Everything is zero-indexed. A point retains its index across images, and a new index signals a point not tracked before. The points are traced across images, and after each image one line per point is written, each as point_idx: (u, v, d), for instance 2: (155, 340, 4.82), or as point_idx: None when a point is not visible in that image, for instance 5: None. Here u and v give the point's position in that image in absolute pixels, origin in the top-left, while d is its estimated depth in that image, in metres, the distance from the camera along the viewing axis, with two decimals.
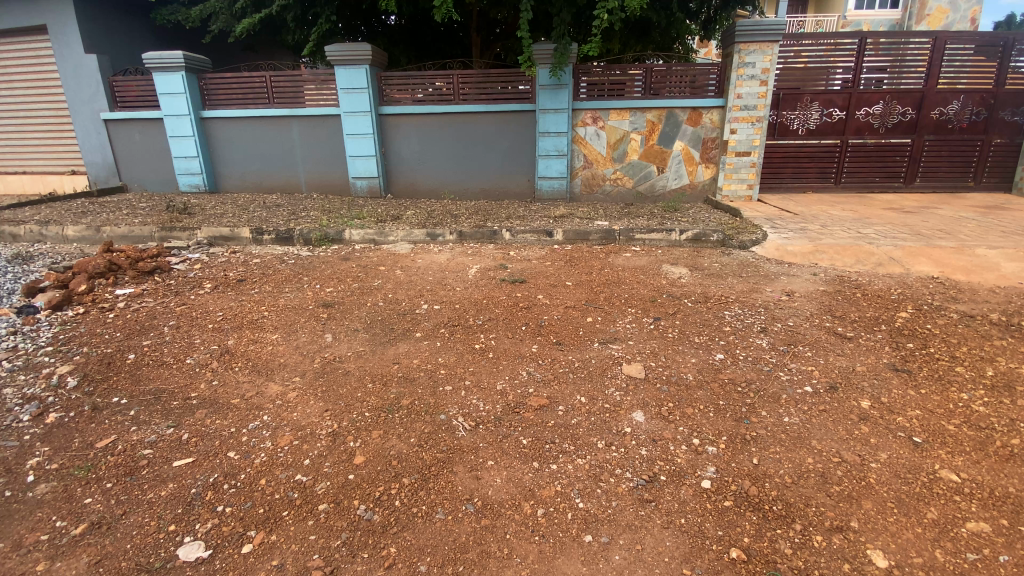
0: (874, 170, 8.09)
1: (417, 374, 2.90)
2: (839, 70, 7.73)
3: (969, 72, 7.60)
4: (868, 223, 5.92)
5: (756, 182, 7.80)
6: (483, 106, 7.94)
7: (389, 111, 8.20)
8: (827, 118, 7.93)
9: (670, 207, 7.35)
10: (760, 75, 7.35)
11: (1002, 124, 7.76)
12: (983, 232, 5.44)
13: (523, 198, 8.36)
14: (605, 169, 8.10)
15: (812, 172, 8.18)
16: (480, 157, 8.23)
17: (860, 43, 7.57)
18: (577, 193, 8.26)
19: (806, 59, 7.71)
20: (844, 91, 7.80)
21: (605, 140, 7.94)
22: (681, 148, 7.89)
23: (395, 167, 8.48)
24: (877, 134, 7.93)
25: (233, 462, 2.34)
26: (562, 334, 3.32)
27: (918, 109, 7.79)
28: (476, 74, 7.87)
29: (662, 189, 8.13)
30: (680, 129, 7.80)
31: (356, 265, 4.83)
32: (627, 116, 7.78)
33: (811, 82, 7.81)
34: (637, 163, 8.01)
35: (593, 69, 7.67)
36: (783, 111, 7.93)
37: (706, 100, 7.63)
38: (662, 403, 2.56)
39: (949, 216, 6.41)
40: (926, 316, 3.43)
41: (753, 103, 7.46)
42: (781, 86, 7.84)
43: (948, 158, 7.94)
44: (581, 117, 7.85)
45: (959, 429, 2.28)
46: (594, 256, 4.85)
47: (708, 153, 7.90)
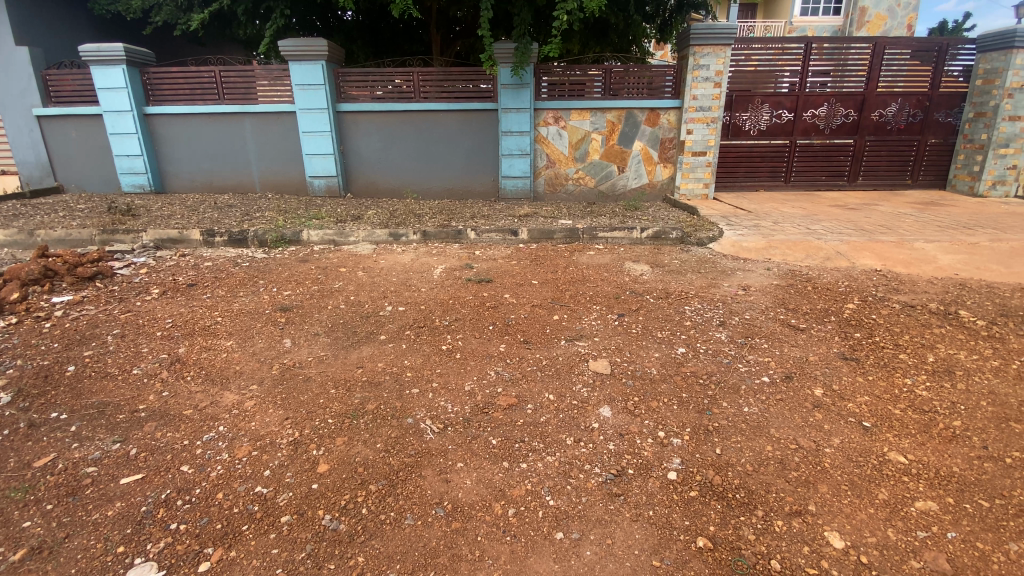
0: (821, 169, 8.50)
1: (382, 378, 2.83)
2: (786, 74, 8.10)
3: (905, 76, 8.08)
4: (816, 220, 6.22)
5: (711, 182, 8.06)
6: (445, 104, 7.87)
7: (347, 109, 8.00)
8: (777, 119, 8.27)
9: (633, 207, 7.47)
10: (714, 77, 7.59)
11: (936, 125, 8.29)
12: (921, 226, 5.80)
13: (487, 197, 8.33)
14: (567, 169, 8.17)
15: (763, 171, 8.52)
16: (442, 156, 8.14)
17: (806, 48, 7.94)
18: (540, 193, 8.30)
19: (757, 62, 8.04)
20: (792, 93, 8.16)
21: (567, 140, 8.02)
22: (640, 147, 8.05)
23: (354, 166, 8.28)
24: (823, 134, 8.34)
25: (187, 477, 2.21)
26: (529, 333, 3.32)
27: (859, 111, 8.23)
28: (437, 72, 7.79)
29: (623, 188, 8.27)
30: (639, 129, 7.96)
31: (315, 267, 4.68)
32: (587, 116, 7.88)
33: (762, 84, 8.14)
34: (598, 163, 8.13)
35: (553, 69, 7.73)
36: (736, 112, 8.22)
37: (663, 101, 7.82)
38: (628, 397, 2.60)
39: (890, 212, 6.81)
40: (871, 307, 3.63)
41: (708, 104, 7.69)
42: (733, 87, 8.13)
43: (887, 158, 8.43)
44: (543, 116, 7.90)
45: (905, 413, 2.42)
46: (558, 254, 4.88)
47: (666, 153, 8.10)
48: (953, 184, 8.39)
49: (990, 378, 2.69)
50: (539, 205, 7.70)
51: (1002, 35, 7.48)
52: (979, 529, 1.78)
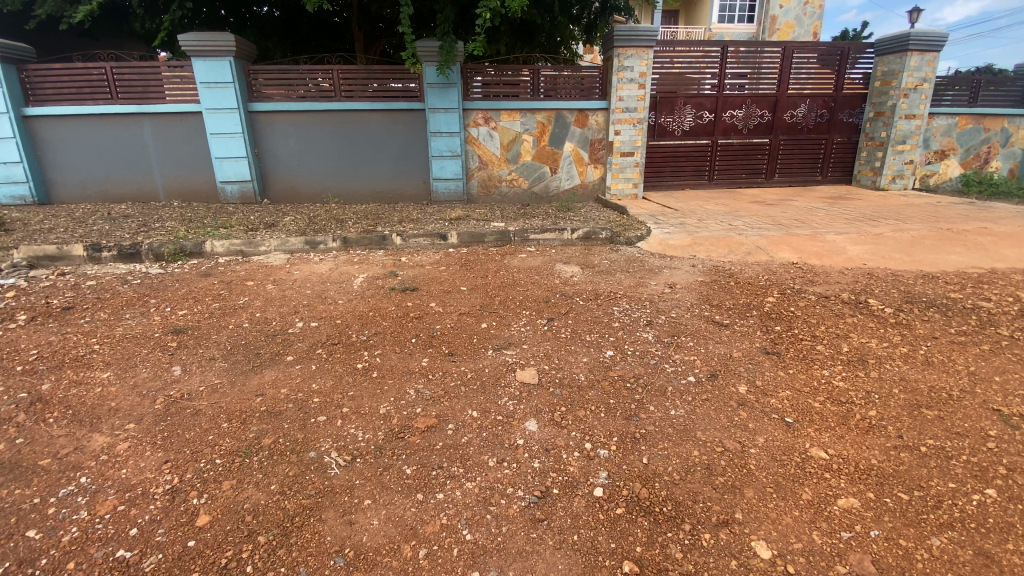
0: (741, 168, 8.89)
1: (284, 406, 2.52)
2: (706, 76, 8.40)
3: (813, 79, 8.63)
4: (738, 216, 6.44)
5: (640, 182, 8.20)
6: (368, 104, 7.50)
7: (261, 108, 7.47)
8: (699, 120, 8.56)
9: (567, 207, 7.44)
10: (638, 79, 7.71)
11: (841, 125, 8.90)
12: (832, 220, 6.13)
13: (417, 200, 8.00)
14: (500, 170, 8.03)
15: (688, 170, 8.79)
16: (367, 158, 7.76)
17: (723, 51, 8.28)
18: (473, 195, 8.10)
19: (679, 64, 8.28)
20: (713, 94, 8.48)
21: (498, 141, 7.88)
22: (571, 148, 8.05)
23: (271, 170, 7.73)
24: (741, 134, 8.72)
25: (32, 544, 1.82)
26: (455, 344, 3.10)
27: (773, 112, 8.68)
28: (359, 70, 7.42)
29: (556, 189, 8.25)
30: (569, 130, 7.96)
31: (218, 282, 4.24)
32: (517, 117, 7.78)
33: (684, 86, 8.39)
34: (531, 164, 8.05)
35: (480, 69, 7.57)
36: (662, 112, 8.43)
37: (591, 102, 7.85)
38: (556, 408, 2.44)
39: (804, 207, 7.18)
40: (790, 299, 3.72)
41: (634, 106, 7.82)
42: (658, 89, 8.33)
43: (800, 156, 8.95)
44: (472, 117, 7.71)
45: (824, 406, 2.43)
46: (488, 257, 4.71)
47: (596, 154, 8.14)
48: (858, 179, 9.04)
49: (899, 364, 2.79)
50: (471, 207, 7.49)
51: (896, 41, 8.16)
52: (900, 525, 1.77)
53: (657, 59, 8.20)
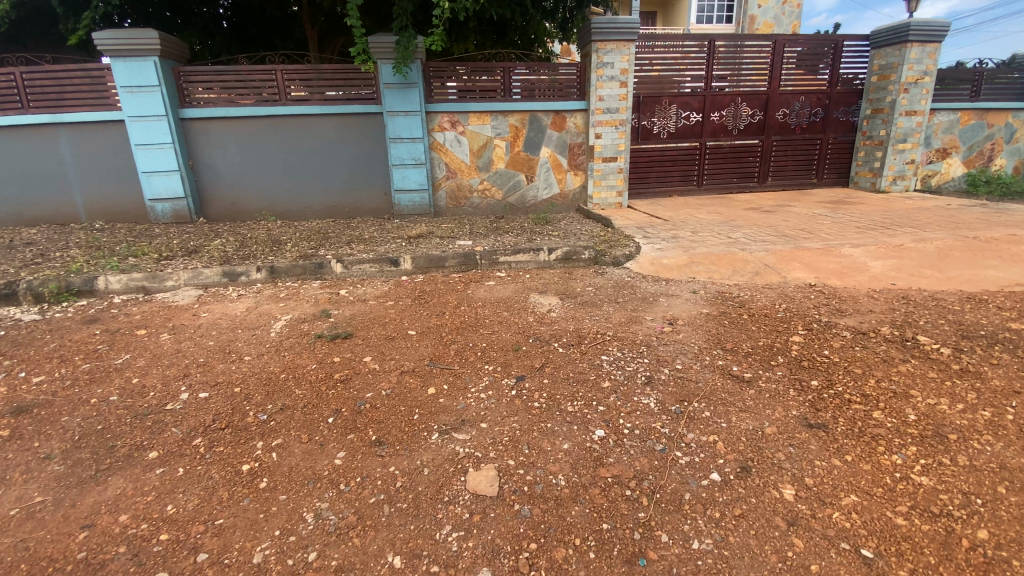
0: (732, 172, 8.24)
1: (112, 552, 1.69)
2: (693, 74, 7.74)
3: (806, 75, 8.02)
4: (735, 226, 5.73)
5: (625, 189, 7.47)
6: (317, 108, 6.66)
7: (194, 115, 6.57)
8: (686, 121, 7.89)
9: (545, 220, 6.66)
10: (620, 76, 6.98)
11: (836, 123, 8.31)
12: (841, 229, 5.46)
13: (378, 214, 7.14)
14: (470, 180, 7.22)
15: (676, 175, 8.11)
16: (319, 168, 6.90)
17: (710, 46, 7.63)
18: (441, 208, 7.26)
19: (663, 60, 7.59)
20: (699, 93, 7.81)
21: (466, 147, 7.08)
22: (547, 154, 7.29)
23: (209, 184, 6.83)
24: (731, 135, 8.07)
25: None
26: (387, 424, 2.26)
27: (765, 111, 8.05)
28: (306, 70, 6.57)
29: (533, 199, 7.47)
30: (546, 133, 7.20)
31: (102, 330, 3.33)
32: (488, 120, 7.00)
33: (669, 85, 7.72)
34: (504, 172, 7.27)
35: (444, 68, 6.77)
36: (646, 113, 7.73)
37: (569, 102, 7.09)
38: (523, 546, 1.63)
39: (805, 213, 6.53)
40: (820, 338, 2.97)
41: (616, 106, 7.08)
42: (641, 87, 7.63)
43: (794, 157, 8.33)
44: (437, 120, 6.89)
45: (912, 526, 1.70)
46: (447, 288, 3.86)
47: (576, 159, 7.38)
48: (855, 181, 8.46)
49: (990, 443, 2.09)
50: (438, 222, 6.65)
51: (893, 29, 7.58)
52: None
53: (640, 55, 7.50)
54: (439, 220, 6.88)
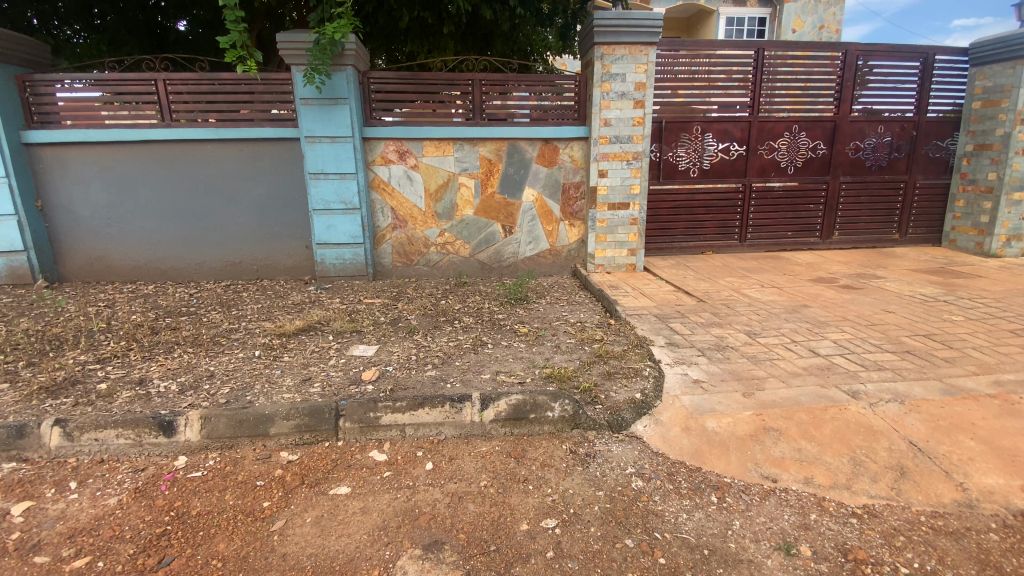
0: (785, 224, 6.11)
1: None
2: (732, 95, 5.72)
3: (885, 97, 5.97)
4: (814, 322, 3.60)
5: (641, 249, 5.36)
6: (211, 132, 4.85)
7: (42, 139, 4.76)
8: (723, 155, 5.85)
9: (521, 289, 4.61)
10: (632, 92, 4.94)
11: (927, 161, 6.17)
12: (997, 337, 3.29)
13: (296, 274, 5.18)
14: (425, 230, 5.21)
15: (709, 227, 6.02)
16: (215, 212, 5.06)
17: (757, 57, 5.62)
18: (384, 268, 5.26)
19: (691, 75, 5.61)
20: (742, 119, 5.79)
21: (419, 186, 5.11)
22: (532, 198, 5.29)
23: (66, 233, 5.01)
24: (784, 175, 5.99)
25: None
26: None
27: (830, 143, 5.99)
28: (199, 80, 4.78)
29: (512, 257, 5.41)
30: (531, 170, 5.22)
31: None
32: (450, 151, 5.06)
33: (698, 109, 5.72)
34: (472, 220, 5.26)
35: (389, 80, 4.92)
36: (668, 144, 5.75)
37: (563, 128, 5.09)
38: None
39: (910, 294, 4.37)
40: None
41: (627, 134, 5.03)
42: (661, 111, 5.66)
43: (869, 206, 6.20)
44: (380, 149, 5.00)
45: None
46: (229, 515, 1.75)
47: (572, 206, 5.35)
48: (951, 239, 6.27)
49: None
50: (370, 292, 4.62)
51: (1003, 41, 5.52)
52: None
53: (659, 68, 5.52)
54: (374, 289, 4.83)
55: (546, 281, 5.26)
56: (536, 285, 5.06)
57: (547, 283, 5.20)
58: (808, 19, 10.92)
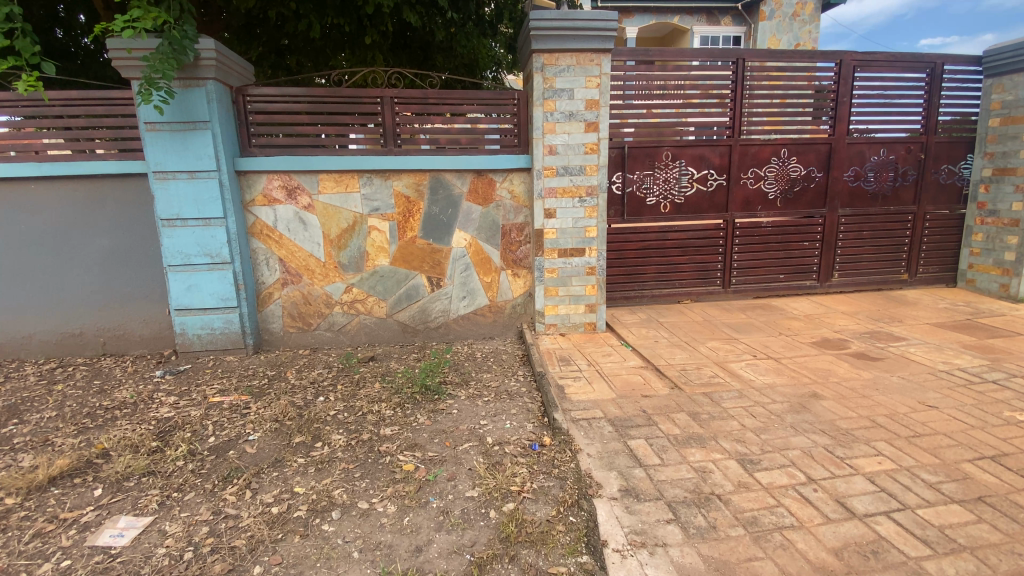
0: (776, 266, 5.10)
1: None
2: (708, 115, 4.75)
3: (884, 115, 5.08)
4: (834, 432, 2.51)
5: (602, 305, 4.25)
6: (30, 168, 3.67)
7: None
8: (700, 186, 4.86)
9: (442, 366, 3.52)
10: (583, 112, 3.91)
11: (936, 189, 5.25)
12: None
13: (155, 349, 4.04)
14: (324, 287, 4.07)
15: (686, 271, 4.97)
16: (43, 270, 3.86)
17: (736, 68, 4.68)
18: (273, 335, 4.10)
19: (659, 92, 4.61)
20: (721, 142, 4.80)
21: (315, 232, 3.98)
22: (464, 242, 4.16)
23: None
24: (773, 209, 5.01)
25: None
26: None
27: (825, 170, 5.03)
28: (20, 101, 3.66)
29: (441, 318, 4.23)
30: (461, 209, 4.10)
31: None
32: (355, 187, 3.95)
33: (669, 131, 4.71)
34: (387, 272, 4.12)
35: (274, 104, 3.88)
36: (633, 174, 4.73)
37: (499, 156, 4.03)
38: None
39: (948, 368, 3.33)
40: None
41: (577, 164, 3.99)
42: (623, 134, 4.65)
43: (871, 243, 5.24)
44: (262, 185, 3.88)
45: None
46: None
47: (515, 252, 4.23)
48: (969, 278, 5.32)
49: None
50: (234, 380, 3.44)
51: None
52: None
53: (633, 85, 4.56)
54: (248, 371, 3.65)
55: (481, 348, 4.09)
56: (466, 354, 3.90)
57: (484, 351, 4.01)
58: (783, 39, 9.96)
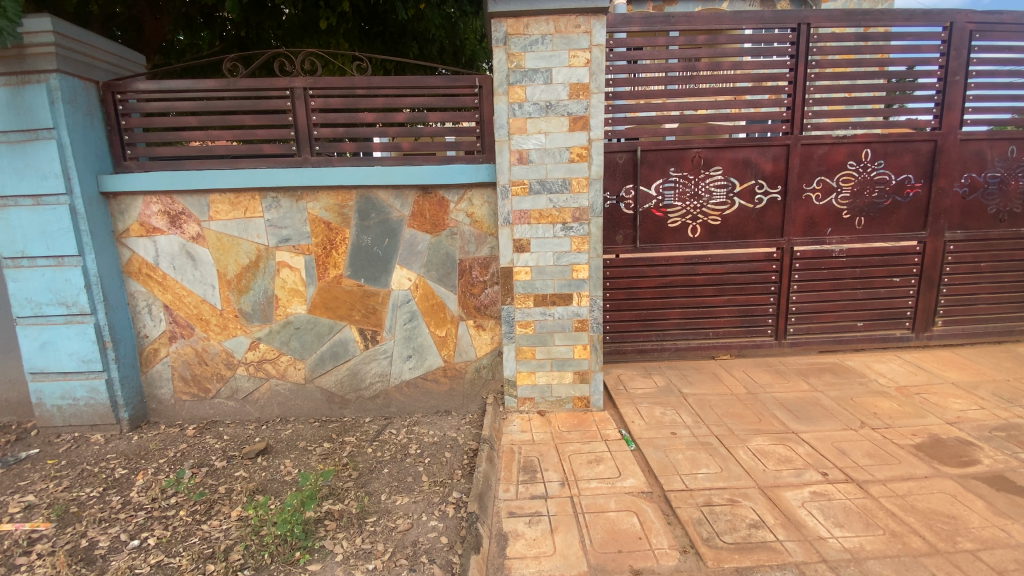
0: (851, 309, 3.71)
1: None
2: (757, 104, 3.42)
3: (1016, 99, 3.58)
4: None
5: (600, 373, 2.95)
6: None
7: None
8: (745, 202, 3.53)
9: (325, 487, 2.34)
10: (566, 103, 2.67)
11: None
12: None
13: (20, 418, 3.12)
14: (223, 341, 3.09)
15: (724, 315, 3.66)
16: None
17: (797, 38, 3.34)
18: (162, 404, 3.16)
19: (685, 75, 3.34)
20: (775, 141, 3.46)
21: (209, 271, 3.00)
22: (406, 284, 3.03)
23: None
24: (848, 232, 3.62)
25: None
26: None
27: (927, 177, 3.59)
28: None
29: (378, 385, 3.13)
30: (401, 238, 2.97)
31: None
32: (257, 211, 2.93)
33: (702, 127, 3.41)
34: (304, 322, 3.07)
35: (152, 104, 2.91)
36: (650, 187, 3.47)
37: (451, 167, 2.87)
38: None
39: None
40: None
41: (559, 177, 2.75)
42: (635, 133, 3.40)
43: (993, 278, 3.74)
44: (137, 211, 2.93)
45: None
46: None
47: (478, 296, 3.03)
48: None
49: None
50: (60, 486, 2.50)
51: None
52: None
53: (651, 67, 3.31)
54: (83, 472, 2.63)
55: (423, 433, 2.87)
56: (395, 445, 2.75)
57: (424, 440, 2.79)
58: None
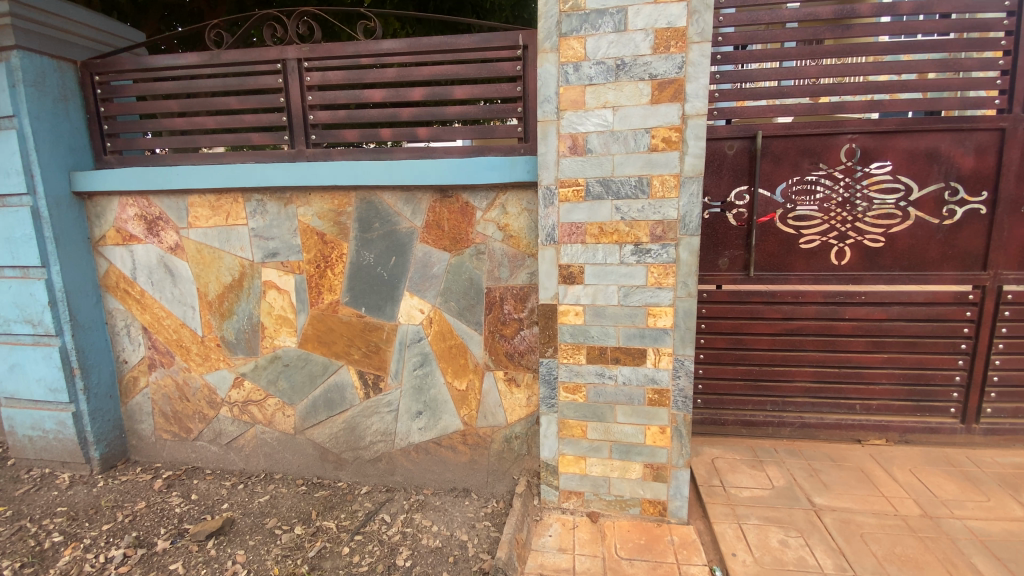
0: None
1: None
2: (957, 64, 2.21)
3: None
4: None
5: (686, 471, 1.95)
6: None
7: None
8: (925, 214, 2.34)
9: None
10: (647, 61, 1.73)
11: None
12: None
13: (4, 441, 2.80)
14: (206, 374, 2.53)
15: (878, 382, 2.49)
16: None
17: None
18: (143, 440, 2.69)
19: (838, 25, 2.23)
20: (985, 122, 2.23)
21: (188, 289, 2.45)
22: (417, 317, 2.25)
23: None
24: None
25: None
26: None
27: None
28: None
29: (380, 445, 2.40)
30: (411, 256, 2.21)
31: None
32: (239, 217, 2.32)
33: (861, 103, 2.27)
34: (294, 356, 2.42)
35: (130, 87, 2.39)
36: (772, 190, 2.40)
37: (477, 161, 2.04)
38: None
39: None
40: None
41: (632, 175, 1.81)
42: (753, 113, 2.34)
43: None
44: (113, 214, 2.44)
45: None
46: None
47: (511, 341, 2.17)
48: None
49: None
50: None
51: None
52: None
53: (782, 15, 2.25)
54: (20, 531, 2.13)
55: (424, 528, 2.09)
56: (380, 546, 1.98)
57: (421, 542, 2.00)
58: None
